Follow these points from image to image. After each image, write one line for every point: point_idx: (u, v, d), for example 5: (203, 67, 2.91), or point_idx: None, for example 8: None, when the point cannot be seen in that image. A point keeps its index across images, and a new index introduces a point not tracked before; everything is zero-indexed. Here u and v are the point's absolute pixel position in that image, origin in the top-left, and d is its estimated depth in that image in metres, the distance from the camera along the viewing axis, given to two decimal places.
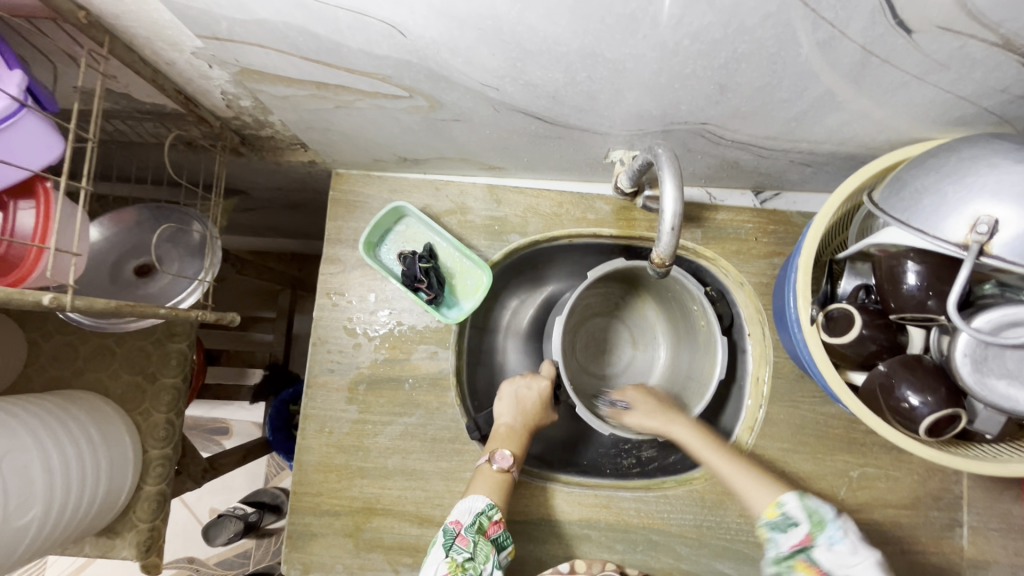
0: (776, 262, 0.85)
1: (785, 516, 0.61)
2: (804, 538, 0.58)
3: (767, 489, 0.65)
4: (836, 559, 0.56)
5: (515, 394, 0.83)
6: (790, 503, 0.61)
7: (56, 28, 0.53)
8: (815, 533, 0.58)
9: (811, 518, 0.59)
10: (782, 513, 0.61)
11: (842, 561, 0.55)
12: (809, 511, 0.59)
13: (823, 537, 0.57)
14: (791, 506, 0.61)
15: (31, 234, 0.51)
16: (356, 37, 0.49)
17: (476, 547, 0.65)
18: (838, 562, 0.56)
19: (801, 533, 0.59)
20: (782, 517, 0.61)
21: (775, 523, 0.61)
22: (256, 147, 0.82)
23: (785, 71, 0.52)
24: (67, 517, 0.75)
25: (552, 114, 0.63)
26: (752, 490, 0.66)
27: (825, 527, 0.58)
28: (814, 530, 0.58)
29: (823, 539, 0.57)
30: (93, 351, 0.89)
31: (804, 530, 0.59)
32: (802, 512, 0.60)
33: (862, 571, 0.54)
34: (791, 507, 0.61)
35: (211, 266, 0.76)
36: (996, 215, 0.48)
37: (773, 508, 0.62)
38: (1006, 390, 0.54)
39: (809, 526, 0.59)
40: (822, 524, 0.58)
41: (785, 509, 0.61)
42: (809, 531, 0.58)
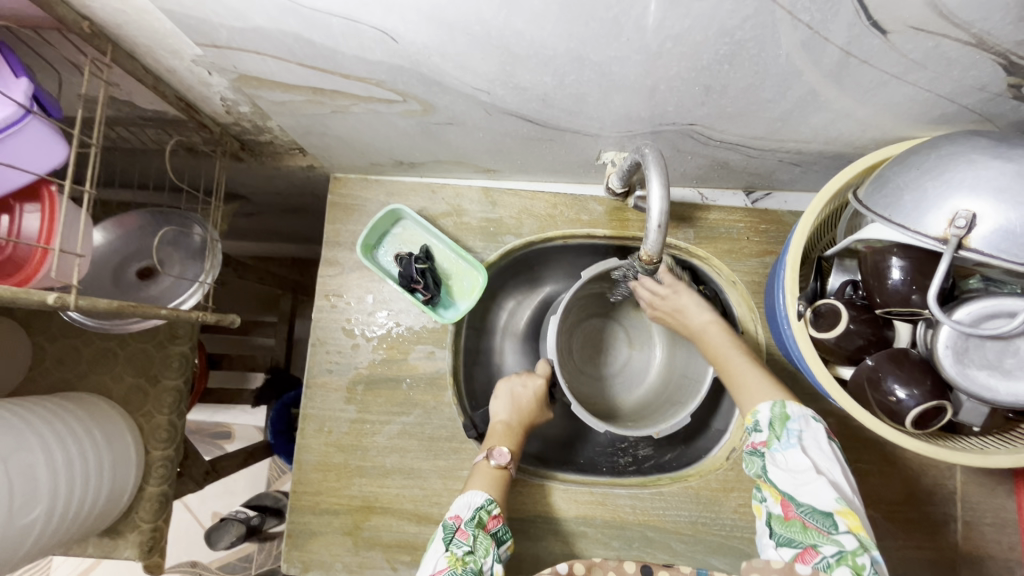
0: (768, 260, 0.86)
1: (754, 422, 0.65)
2: (760, 444, 0.63)
3: (758, 385, 0.68)
4: (788, 476, 0.58)
5: (511, 392, 0.84)
6: (760, 411, 0.65)
7: (61, 38, 0.55)
8: (770, 442, 0.62)
9: (770, 426, 0.63)
10: (752, 419, 0.65)
11: (795, 479, 0.58)
12: (772, 419, 0.63)
13: (778, 447, 0.61)
14: (761, 413, 0.64)
15: (36, 236, 0.53)
16: (350, 43, 0.50)
17: (475, 540, 0.65)
18: (790, 481, 0.58)
19: (759, 440, 0.63)
20: (751, 424, 0.65)
21: (748, 427, 0.66)
22: (256, 152, 0.84)
23: (767, 72, 0.53)
24: (71, 516, 0.76)
25: (543, 117, 0.65)
26: (747, 390, 0.69)
27: (781, 435, 0.62)
28: (770, 438, 0.62)
29: (776, 447, 0.61)
30: (97, 354, 0.90)
31: (764, 436, 0.63)
32: (766, 421, 0.64)
33: (813, 490, 0.56)
34: (760, 414, 0.65)
35: (212, 267, 0.79)
36: (974, 209, 0.49)
37: (748, 415, 0.66)
38: (987, 380, 0.55)
39: (769, 433, 0.63)
40: (780, 432, 0.62)
41: (756, 416, 0.65)
42: (767, 438, 0.63)
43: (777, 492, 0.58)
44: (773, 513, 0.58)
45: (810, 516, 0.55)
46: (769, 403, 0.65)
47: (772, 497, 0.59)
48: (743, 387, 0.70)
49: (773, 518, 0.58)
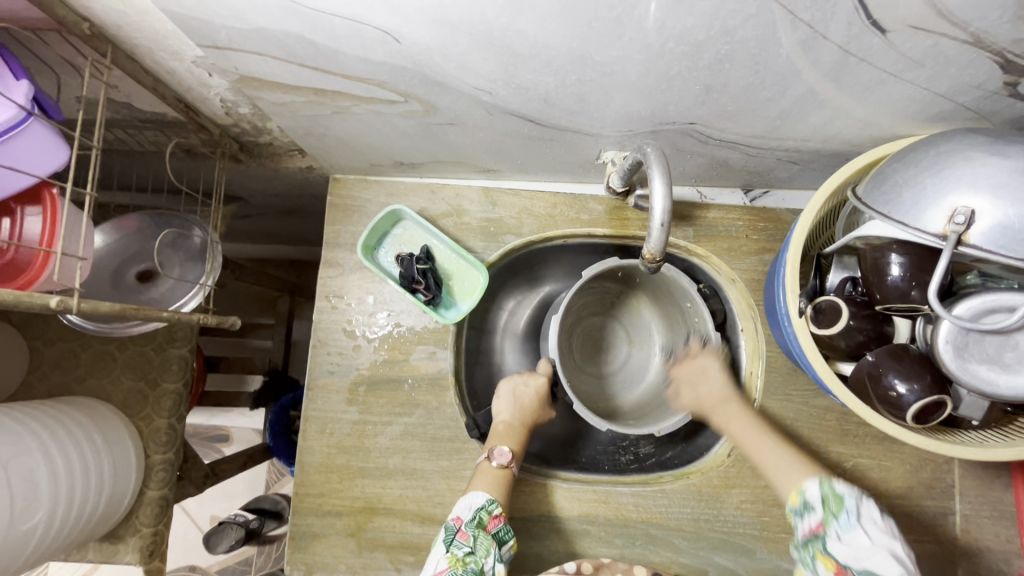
0: (767, 258, 0.86)
1: (805, 501, 0.66)
2: (818, 526, 0.63)
3: (789, 472, 0.70)
4: (848, 550, 0.60)
5: (514, 391, 0.84)
6: (809, 491, 0.65)
7: (60, 39, 0.55)
8: (829, 522, 0.63)
9: (826, 506, 0.64)
10: (801, 500, 0.66)
11: (856, 554, 0.59)
12: (826, 497, 0.64)
13: (837, 525, 0.62)
14: (810, 493, 0.65)
15: (37, 239, 0.52)
16: (352, 44, 0.50)
17: (476, 541, 0.66)
18: (852, 555, 0.59)
19: (816, 521, 0.64)
20: (801, 503, 0.66)
21: (797, 508, 0.66)
22: (255, 153, 0.83)
23: (767, 71, 0.53)
24: (72, 521, 0.76)
25: (544, 117, 0.65)
26: (779, 474, 0.70)
27: (839, 515, 0.62)
28: (828, 517, 0.63)
29: (836, 526, 0.62)
30: (95, 358, 0.90)
31: (818, 515, 0.64)
32: (820, 499, 0.64)
33: (876, 563, 0.57)
34: (810, 494, 0.65)
35: (212, 269, 0.77)
36: (972, 206, 0.50)
37: (795, 495, 0.67)
38: (986, 374, 0.55)
39: (824, 512, 0.64)
40: (837, 512, 0.63)
41: (806, 496, 0.66)
42: (823, 517, 0.63)
43: (837, 568, 0.60)
44: None
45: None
46: (818, 483, 0.66)
47: (827, 569, 0.61)
48: (772, 471, 0.71)
49: None
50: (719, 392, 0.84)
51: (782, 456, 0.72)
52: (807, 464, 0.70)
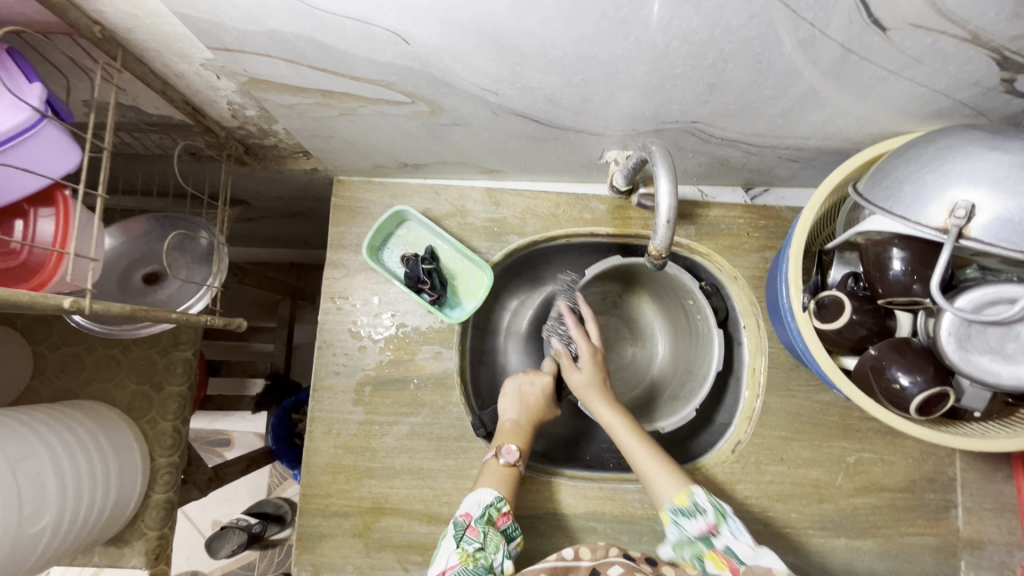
0: (768, 255, 0.87)
1: (695, 504, 0.65)
2: (710, 527, 0.64)
3: (668, 474, 0.70)
4: (745, 550, 0.62)
5: (519, 390, 0.85)
6: (699, 494, 0.66)
7: (71, 43, 0.55)
8: (719, 522, 0.64)
9: (716, 509, 0.65)
10: (692, 501, 0.65)
11: (755, 554, 0.61)
12: (714, 504, 0.65)
13: (727, 527, 0.64)
14: (700, 496, 0.66)
15: (51, 239, 0.53)
16: (361, 46, 0.51)
17: (486, 537, 0.67)
18: (751, 554, 0.61)
19: (707, 523, 0.64)
20: (692, 505, 0.65)
21: (683, 510, 0.66)
22: (260, 156, 0.84)
23: (769, 69, 0.54)
24: (79, 524, 0.76)
25: (549, 117, 0.65)
26: (658, 476, 0.70)
27: (727, 519, 0.64)
28: (718, 519, 0.64)
29: (726, 528, 0.64)
30: (100, 361, 0.90)
31: (709, 518, 0.64)
32: (709, 503, 0.65)
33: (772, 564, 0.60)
34: (700, 498, 0.66)
35: (219, 270, 0.78)
36: (973, 200, 0.50)
37: (683, 496, 0.66)
38: (989, 365, 0.56)
39: (714, 515, 0.64)
40: (725, 516, 0.65)
41: (695, 498, 0.66)
42: (714, 520, 0.64)
43: (731, 568, 0.61)
44: None
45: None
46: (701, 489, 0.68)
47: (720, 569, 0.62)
48: (649, 473, 0.71)
49: None
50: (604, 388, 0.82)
51: (655, 456, 0.72)
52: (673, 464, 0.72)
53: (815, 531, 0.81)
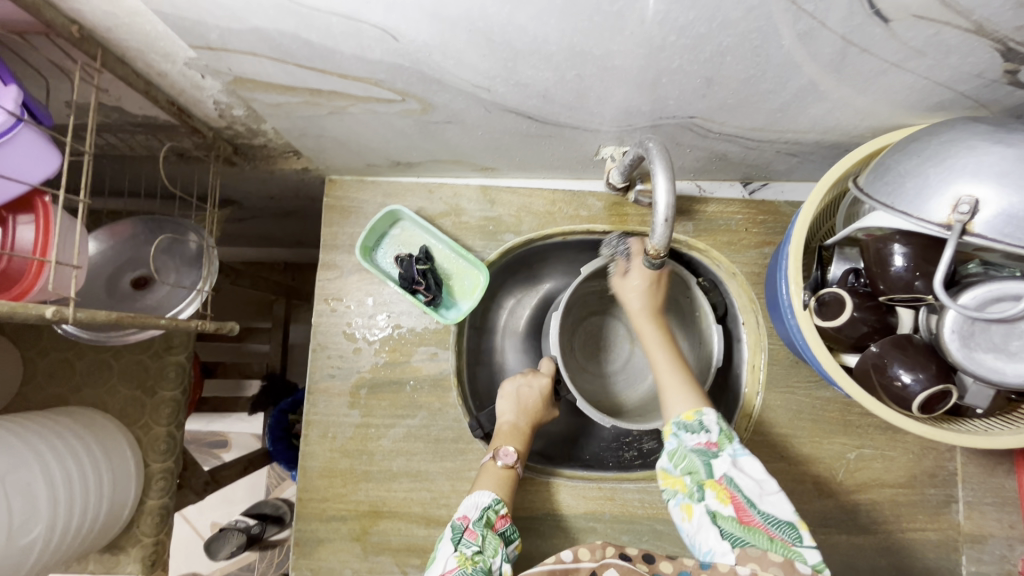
0: (767, 250, 0.86)
1: (700, 422, 0.63)
2: (710, 445, 0.61)
3: (684, 392, 0.68)
4: (750, 484, 0.58)
5: (517, 392, 0.84)
6: (708, 414, 0.63)
7: (48, 43, 0.54)
8: (721, 441, 0.61)
9: (720, 430, 0.62)
10: (698, 419, 0.63)
11: (760, 488, 0.58)
12: (719, 424, 0.62)
13: (728, 449, 0.61)
14: (708, 416, 0.63)
15: (32, 248, 0.52)
16: (349, 43, 0.50)
17: (484, 540, 0.66)
18: (754, 488, 0.58)
19: (708, 440, 0.62)
20: (696, 422, 0.63)
21: (687, 425, 0.64)
22: (249, 156, 0.82)
23: (769, 63, 0.53)
24: (71, 534, 0.75)
25: (543, 113, 0.64)
26: (672, 393, 0.68)
27: (732, 440, 0.61)
28: (720, 440, 0.61)
29: (728, 449, 0.61)
30: (90, 366, 0.88)
31: (712, 436, 0.62)
32: (715, 423, 0.62)
33: (776, 500, 0.57)
34: (708, 416, 0.63)
35: (208, 275, 0.76)
36: (977, 195, 0.49)
37: (691, 413, 0.64)
38: (992, 362, 0.55)
39: (717, 434, 0.62)
40: (728, 437, 0.61)
41: (703, 418, 0.63)
42: (716, 440, 0.61)
43: (732, 499, 0.58)
44: (723, 514, 0.58)
45: (776, 528, 0.56)
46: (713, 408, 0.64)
47: (719, 497, 0.59)
48: (665, 390, 0.69)
49: (724, 519, 0.58)
50: (650, 299, 0.79)
51: (678, 376, 0.70)
52: (697, 387, 0.69)
53: (816, 528, 0.81)
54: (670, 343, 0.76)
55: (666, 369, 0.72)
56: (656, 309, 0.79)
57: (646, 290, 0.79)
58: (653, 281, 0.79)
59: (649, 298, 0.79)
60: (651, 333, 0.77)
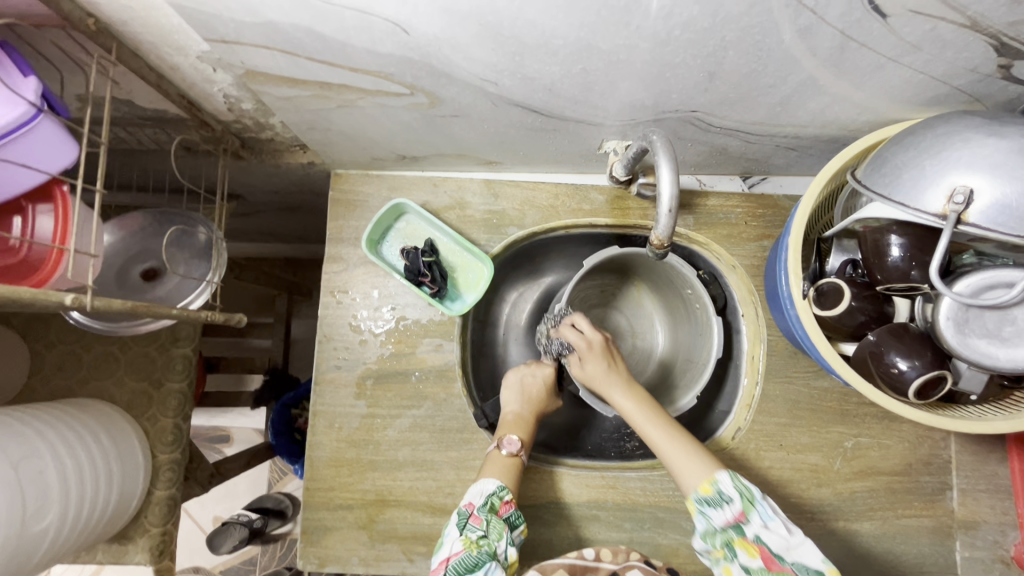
0: (766, 244, 0.88)
1: (719, 493, 0.65)
2: (737, 514, 0.64)
3: (693, 459, 0.69)
4: (776, 538, 0.62)
5: (521, 381, 0.86)
6: (724, 482, 0.65)
7: (64, 35, 0.54)
8: (747, 509, 0.63)
9: (742, 496, 0.64)
10: (716, 491, 0.65)
11: (787, 541, 0.61)
12: (740, 492, 0.64)
13: (755, 514, 0.63)
14: (725, 484, 0.65)
15: (50, 236, 0.53)
16: (361, 36, 0.51)
17: (489, 525, 0.68)
18: (781, 542, 0.62)
19: (733, 510, 0.64)
20: (716, 495, 0.65)
21: (709, 499, 0.65)
22: (256, 150, 0.83)
23: (770, 57, 0.54)
24: (82, 522, 0.76)
25: (549, 107, 0.65)
26: (681, 463, 0.69)
27: (755, 502, 0.64)
28: (745, 506, 0.64)
29: (754, 514, 0.63)
30: (97, 359, 0.89)
31: (737, 505, 0.64)
32: (735, 490, 0.64)
33: (803, 551, 0.61)
34: (724, 485, 0.65)
35: (218, 266, 0.78)
36: (971, 185, 0.51)
37: (707, 485, 0.66)
38: (986, 348, 0.57)
39: (742, 502, 0.64)
40: (751, 500, 0.64)
41: (719, 486, 0.65)
42: (741, 507, 0.64)
43: (762, 554, 0.62)
44: (756, 567, 0.62)
45: None
46: (725, 472, 0.66)
47: (751, 553, 0.62)
48: (674, 463, 0.70)
49: (758, 573, 0.61)
50: (613, 374, 0.81)
51: (680, 444, 0.70)
52: (703, 449, 0.70)
53: (813, 515, 0.82)
54: (656, 411, 0.76)
55: (661, 436, 0.72)
56: (625, 381, 0.80)
57: (609, 371, 0.81)
58: (610, 361, 0.82)
59: (613, 371, 0.81)
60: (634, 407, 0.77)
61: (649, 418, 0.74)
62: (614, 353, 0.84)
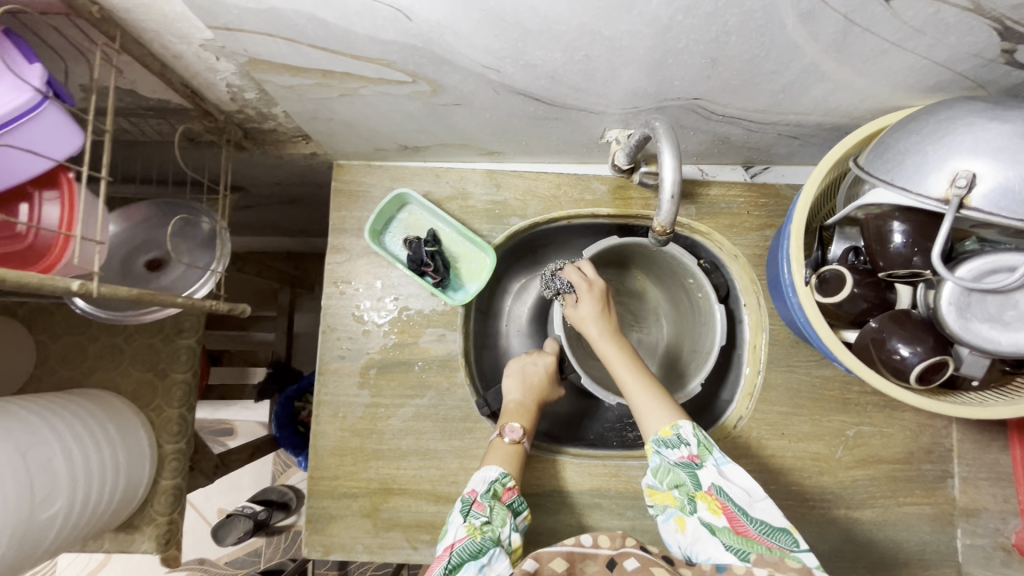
0: (768, 233, 0.88)
1: (678, 436, 0.66)
2: (693, 458, 0.65)
3: (659, 407, 0.70)
4: (738, 493, 0.61)
5: (523, 370, 0.87)
6: (684, 427, 0.66)
7: (68, 24, 0.55)
8: (703, 454, 0.64)
9: (699, 441, 0.65)
10: (675, 433, 0.66)
11: (748, 495, 0.61)
12: (697, 437, 0.65)
13: (711, 460, 0.64)
14: (684, 429, 0.66)
15: (57, 223, 0.53)
16: (364, 23, 0.51)
17: (492, 511, 0.68)
18: (743, 496, 0.61)
19: (690, 453, 0.65)
20: (675, 437, 0.66)
21: (666, 440, 0.67)
22: (259, 141, 0.84)
23: (772, 43, 0.54)
24: (89, 511, 0.77)
25: (551, 94, 0.65)
26: (647, 410, 0.71)
27: (711, 451, 0.64)
28: (701, 451, 0.64)
29: (710, 460, 0.64)
30: (102, 350, 0.90)
31: (693, 449, 0.65)
32: (693, 435, 0.65)
33: (765, 507, 0.60)
34: (684, 429, 0.66)
35: (222, 255, 0.78)
36: (974, 169, 0.51)
37: (667, 428, 0.67)
38: (988, 332, 0.57)
39: (698, 446, 0.65)
40: (709, 449, 0.64)
41: (679, 431, 0.66)
42: (697, 451, 0.65)
43: (721, 507, 0.61)
44: (720, 525, 0.61)
45: (771, 534, 0.59)
46: (689, 421, 0.67)
47: (710, 505, 0.62)
48: (640, 410, 0.71)
49: (719, 529, 0.61)
50: (603, 320, 0.82)
51: (650, 393, 0.72)
52: (671, 400, 0.71)
53: (815, 503, 0.83)
54: (635, 361, 0.78)
55: (635, 384, 0.74)
56: (614, 329, 0.82)
57: (600, 317, 0.82)
58: (604, 307, 0.83)
59: (605, 319, 0.82)
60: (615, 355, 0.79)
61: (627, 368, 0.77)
62: (611, 301, 0.85)
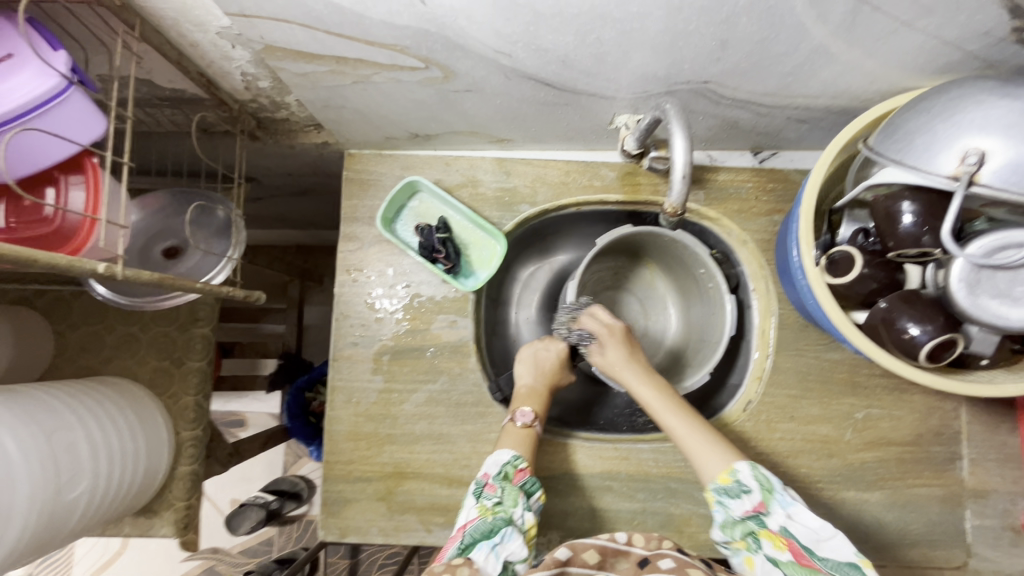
0: (777, 218, 0.88)
1: (739, 483, 0.67)
2: (758, 505, 0.66)
3: (714, 449, 0.71)
4: (805, 532, 0.63)
5: (535, 355, 0.88)
6: (743, 473, 0.67)
7: (89, 12, 0.56)
8: (767, 500, 0.65)
9: (762, 486, 0.66)
10: (735, 481, 0.67)
11: (816, 534, 0.62)
12: (759, 482, 0.66)
13: (776, 504, 0.65)
14: (744, 474, 0.67)
15: (81, 208, 0.55)
16: (378, 8, 0.51)
17: (503, 492, 0.69)
18: (810, 535, 0.63)
19: (754, 501, 0.66)
20: (735, 484, 0.67)
21: (727, 489, 0.68)
22: (271, 130, 0.85)
23: (781, 24, 0.55)
24: (111, 494, 0.78)
25: (561, 79, 0.66)
26: (701, 453, 0.71)
27: (775, 493, 0.66)
28: (765, 497, 0.65)
29: (775, 504, 0.65)
30: (120, 339, 0.91)
31: (756, 496, 0.66)
32: (754, 480, 0.67)
33: (834, 545, 0.61)
34: (743, 475, 0.67)
35: (237, 243, 0.80)
36: (984, 147, 0.51)
37: (727, 475, 0.68)
38: (998, 309, 0.57)
39: (761, 493, 0.66)
40: (772, 492, 0.66)
41: (739, 477, 0.67)
42: (761, 497, 0.66)
43: (789, 546, 0.63)
44: (785, 560, 0.62)
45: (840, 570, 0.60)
46: (746, 464, 0.69)
47: (778, 545, 0.64)
48: (693, 454, 0.72)
49: (786, 566, 0.62)
50: (632, 363, 0.83)
51: (699, 432, 0.73)
52: (722, 439, 0.72)
53: (823, 485, 0.84)
54: (674, 400, 0.78)
55: (680, 424, 0.74)
56: (643, 370, 0.83)
57: (628, 361, 0.83)
58: (630, 351, 0.85)
59: (633, 362, 0.83)
60: (650, 395, 0.79)
61: (667, 407, 0.77)
62: (634, 341, 0.87)
